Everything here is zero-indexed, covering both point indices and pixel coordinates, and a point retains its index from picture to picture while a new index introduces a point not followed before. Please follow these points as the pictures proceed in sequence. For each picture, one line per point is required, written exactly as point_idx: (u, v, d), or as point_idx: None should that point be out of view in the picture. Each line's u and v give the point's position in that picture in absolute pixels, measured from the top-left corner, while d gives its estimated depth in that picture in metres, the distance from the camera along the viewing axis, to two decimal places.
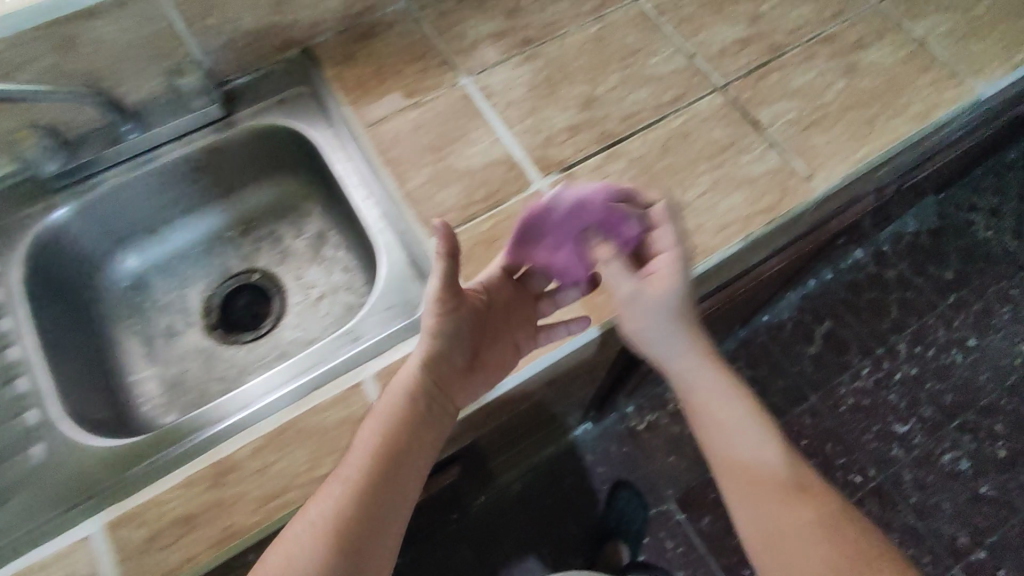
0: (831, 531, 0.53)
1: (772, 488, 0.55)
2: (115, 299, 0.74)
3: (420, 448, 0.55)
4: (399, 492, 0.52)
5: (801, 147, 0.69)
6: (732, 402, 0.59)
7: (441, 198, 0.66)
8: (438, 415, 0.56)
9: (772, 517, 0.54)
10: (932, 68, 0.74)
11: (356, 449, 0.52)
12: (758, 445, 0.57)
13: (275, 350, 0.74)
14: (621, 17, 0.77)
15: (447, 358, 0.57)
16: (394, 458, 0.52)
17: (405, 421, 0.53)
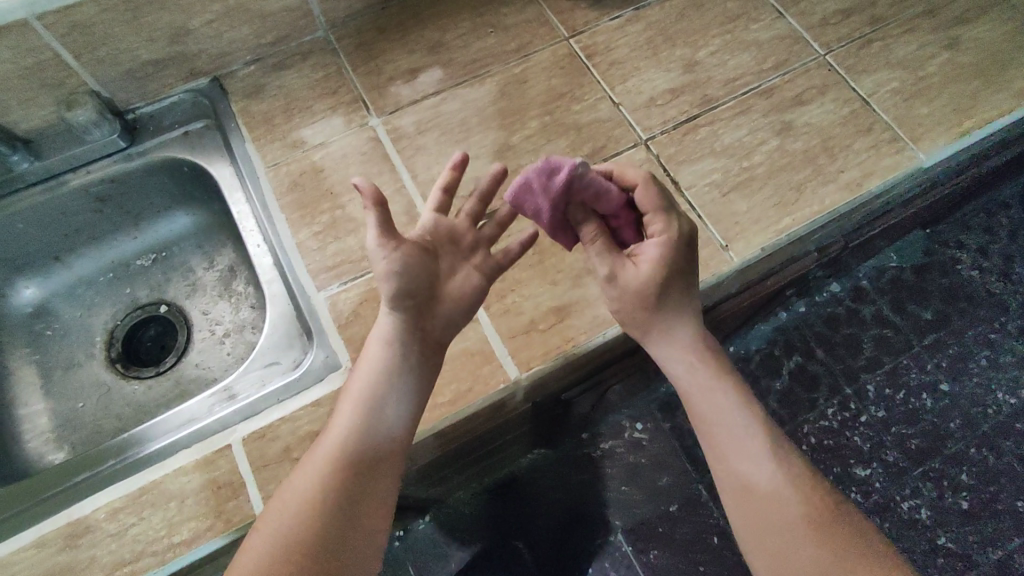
0: (826, 536, 0.50)
1: (766, 490, 0.52)
2: (13, 328, 0.71)
3: (370, 478, 0.50)
4: (348, 530, 0.48)
5: (722, 209, 0.65)
6: (726, 400, 0.55)
7: (335, 248, 0.63)
8: (383, 439, 0.51)
9: (766, 519, 0.52)
10: (873, 131, 0.69)
11: (293, 486, 0.49)
12: (751, 444, 0.54)
13: (175, 388, 0.70)
14: (547, 57, 0.73)
15: (382, 373, 0.52)
16: (337, 492, 0.48)
17: (342, 452, 0.49)
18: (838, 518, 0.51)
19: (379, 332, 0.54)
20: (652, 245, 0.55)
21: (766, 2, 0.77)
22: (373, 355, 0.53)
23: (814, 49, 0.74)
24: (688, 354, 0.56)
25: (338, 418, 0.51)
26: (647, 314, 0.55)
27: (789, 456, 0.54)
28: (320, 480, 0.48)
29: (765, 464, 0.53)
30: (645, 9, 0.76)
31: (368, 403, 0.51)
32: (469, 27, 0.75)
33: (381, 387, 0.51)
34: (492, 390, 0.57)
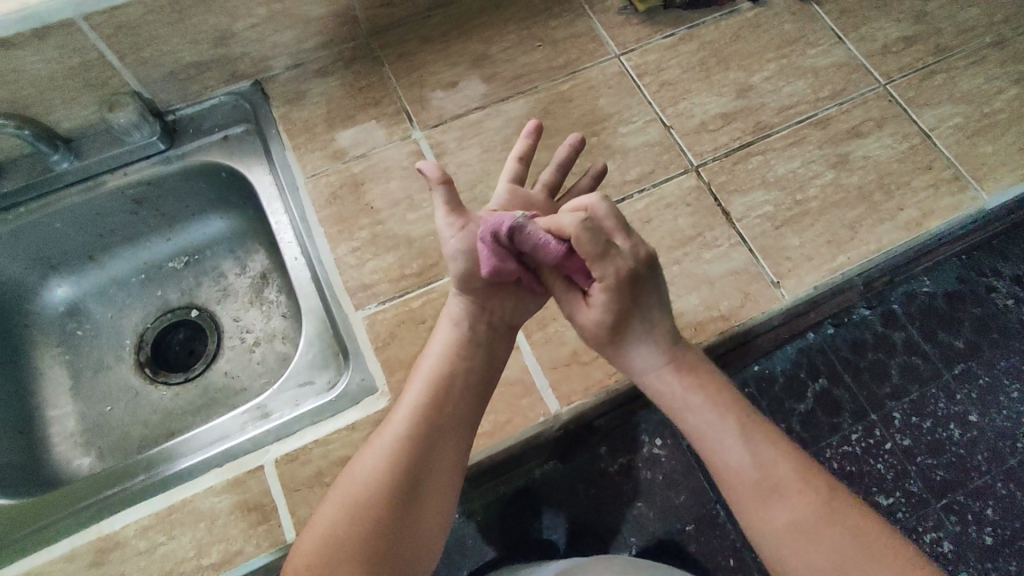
0: (838, 545, 0.42)
1: (759, 499, 0.44)
2: (45, 327, 0.70)
3: (443, 455, 0.48)
4: (421, 507, 0.46)
5: (773, 244, 0.63)
6: (698, 401, 0.48)
7: (374, 266, 0.62)
8: (456, 416, 0.50)
9: (766, 530, 0.44)
10: (933, 169, 0.66)
11: (366, 458, 0.46)
12: (726, 444, 0.46)
13: (203, 396, 0.69)
14: (596, 75, 0.71)
15: (455, 351, 0.52)
16: (413, 465, 0.46)
17: (418, 425, 0.48)
18: (849, 523, 0.43)
19: (449, 313, 0.54)
20: (597, 297, 0.46)
21: (825, 27, 0.74)
22: (443, 334, 0.53)
23: (875, 78, 0.71)
24: (659, 354, 0.49)
25: (409, 394, 0.50)
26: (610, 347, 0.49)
27: (784, 454, 0.46)
28: (395, 452, 0.46)
29: (754, 469, 0.45)
30: (699, 29, 0.74)
31: (442, 378, 0.51)
32: (517, 41, 0.73)
33: (455, 364, 0.52)
34: (531, 422, 0.56)
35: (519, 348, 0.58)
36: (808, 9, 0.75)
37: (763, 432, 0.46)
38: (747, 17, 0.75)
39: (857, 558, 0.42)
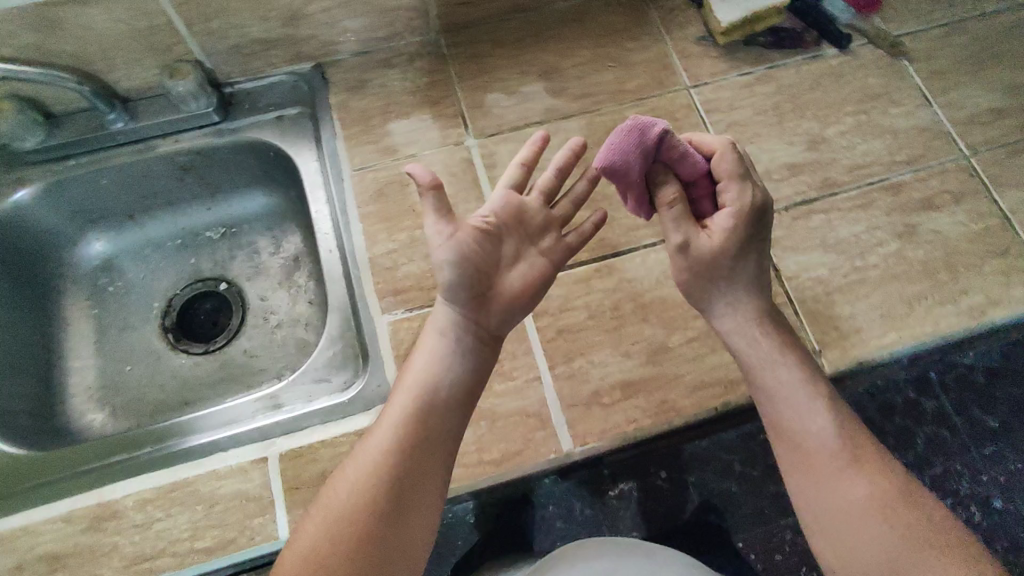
0: (905, 528, 0.44)
1: (828, 468, 0.47)
2: (79, 278, 0.71)
3: (425, 469, 0.47)
4: (407, 520, 0.44)
5: (823, 309, 0.60)
6: (789, 368, 0.50)
7: (407, 271, 0.60)
8: (438, 430, 0.48)
9: (837, 508, 0.46)
10: (1007, 254, 0.62)
11: (347, 475, 0.46)
12: (806, 415, 0.49)
13: (220, 371, 0.69)
14: (663, 105, 0.68)
15: (440, 364, 0.50)
16: (395, 481, 0.45)
17: (399, 441, 0.47)
18: (916, 513, 0.44)
19: (436, 324, 0.52)
20: (723, 219, 0.50)
21: (913, 86, 0.70)
22: (429, 347, 0.51)
23: (958, 148, 0.67)
24: (749, 310, 0.52)
25: (391, 409, 0.49)
26: (699, 279, 0.52)
27: (861, 445, 0.48)
28: (377, 469, 0.46)
29: (835, 449, 0.47)
30: (780, 70, 0.70)
31: (425, 393, 0.49)
32: (587, 57, 0.71)
33: (439, 377, 0.50)
34: (542, 459, 0.54)
35: (541, 380, 0.56)
36: (897, 65, 0.71)
37: (849, 427, 0.48)
38: (831, 65, 0.71)
39: (923, 542, 0.43)
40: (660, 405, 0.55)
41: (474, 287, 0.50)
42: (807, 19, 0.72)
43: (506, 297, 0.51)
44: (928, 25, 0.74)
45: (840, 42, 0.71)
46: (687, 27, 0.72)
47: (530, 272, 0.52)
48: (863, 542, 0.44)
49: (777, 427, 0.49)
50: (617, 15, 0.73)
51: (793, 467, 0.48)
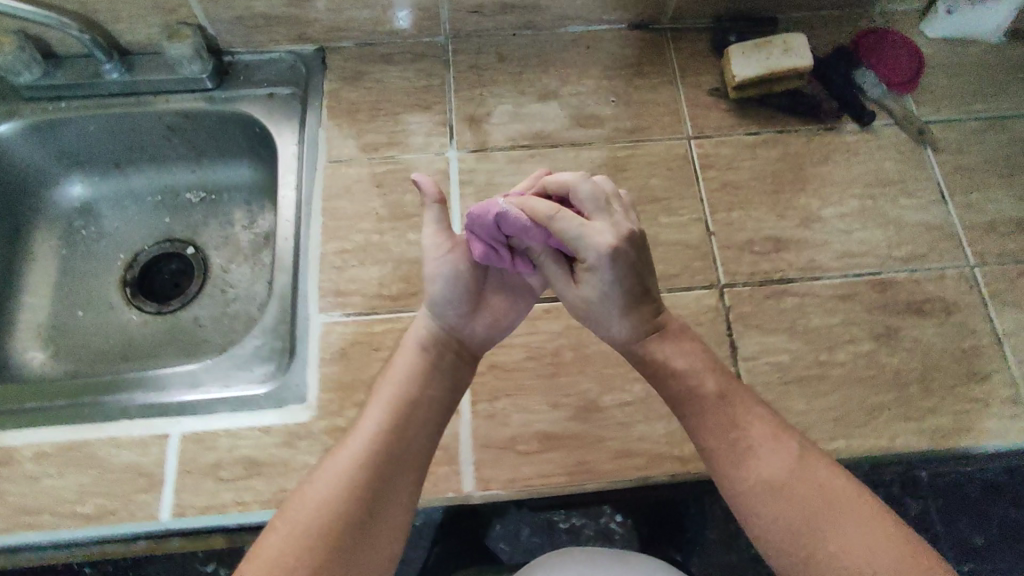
0: (815, 493, 0.43)
1: (719, 417, 0.48)
2: (55, 217, 0.73)
3: (399, 479, 0.45)
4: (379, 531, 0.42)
5: (773, 400, 0.56)
6: (669, 346, 0.50)
7: (354, 274, 0.59)
8: (414, 440, 0.47)
9: (759, 490, 0.44)
10: (988, 380, 0.57)
11: (320, 486, 0.43)
12: (706, 402, 0.48)
13: (165, 335, 0.69)
14: (658, 152, 0.65)
15: (418, 375, 0.50)
16: (371, 492, 0.43)
17: (376, 450, 0.45)
18: (822, 477, 0.44)
19: (416, 334, 0.52)
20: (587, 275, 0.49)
21: (932, 179, 0.65)
22: (407, 359, 0.51)
23: (964, 255, 0.62)
24: (644, 327, 0.50)
25: (369, 417, 0.47)
26: (600, 324, 0.51)
27: (759, 420, 0.47)
28: (352, 479, 0.43)
29: (744, 432, 0.47)
30: (790, 136, 0.66)
31: (404, 402, 0.48)
32: (591, 88, 0.68)
33: (419, 387, 0.49)
34: (439, 496, 0.52)
35: (460, 415, 0.54)
36: (920, 153, 0.66)
37: (741, 401, 0.48)
38: (847, 140, 0.66)
39: (831, 505, 0.43)
40: (574, 465, 0.53)
41: (462, 302, 0.52)
42: (832, 88, 0.67)
43: (489, 315, 0.53)
44: (966, 115, 0.68)
45: (862, 117, 0.66)
46: (703, 75, 0.68)
47: (512, 303, 0.54)
48: (787, 529, 0.43)
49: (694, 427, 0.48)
50: (633, 50, 0.70)
51: (717, 463, 0.47)
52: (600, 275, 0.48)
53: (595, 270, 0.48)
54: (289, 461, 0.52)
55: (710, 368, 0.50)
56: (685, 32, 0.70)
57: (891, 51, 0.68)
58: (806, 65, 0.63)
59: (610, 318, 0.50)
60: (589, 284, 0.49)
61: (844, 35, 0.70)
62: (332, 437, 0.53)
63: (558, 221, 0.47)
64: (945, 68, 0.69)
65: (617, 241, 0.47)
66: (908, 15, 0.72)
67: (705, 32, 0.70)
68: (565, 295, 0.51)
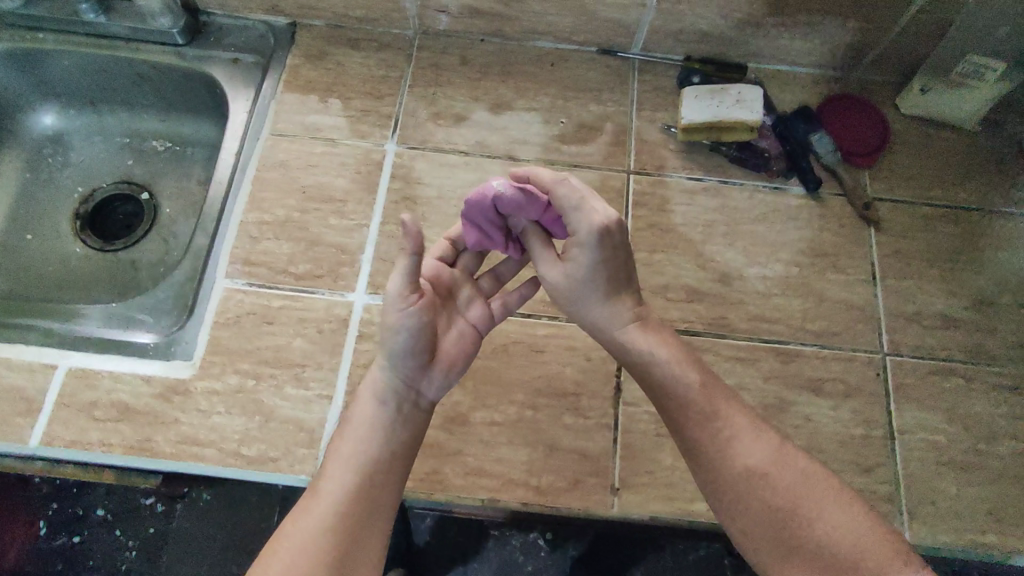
0: (795, 480, 0.48)
1: (699, 413, 0.49)
2: (24, 141, 0.76)
3: (364, 543, 0.45)
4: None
5: (644, 449, 0.55)
6: (641, 334, 0.51)
7: (267, 247, 0.61)
8: (373, 502, 0.47)
9: (743, 481, 0.48)
10: (870, 472, 0.56)
11: (280, 566, 0.43)
12: (691, 392, 0.50)
13: (100, 272, 0.72)
14: (594, 181, 0.65)
15: (376, 436, 0.48)
16: (336, 565, 0.44)
17: (335, 520, 0.45)
18: (801, 466, 0.48)
19: (373, 388, 0.49)
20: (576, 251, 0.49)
21: (866, 259, 0.63)
22: (363, 416, 0.49)
23: (879, 342, 0.60)
24: (628, 313, 0.51)
25: (327, 484, 0.46)
26: (588, 304, 0.51)
27: (736, 411, 0.50)
28: (314, 556, 0.43)
29: (726, 425, 0.49)
30: (732, 189, 0.65)
31: (360, 466, 0.47)
32: (545, 105, 0.68)
33: (376, 449, 0.48)
34: (292, 474, 0.53)
35: (332, 401, 0.55)
36: (861, 231, 0.65)
37: (722, 394, 0.50)
38: (790, 204, 0.65)
39: (807, 491, 0.47)
40: (429, 473, 0.54)
41: (422, 353, 0.48)
42: (785, 147, 0.66)
43: (445, 364, 0.50)
44: (921, 201, 0.66)
45: (807, 183, 0.65)
46: (659, 112, 0.68)
47: (460, 338, 0.51)
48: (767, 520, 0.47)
49: (683, 423, 0.50)
50: (596, 76, 0.70)
51: (704, 460, 0.49)
52: (589, 255, 0.48)
53: (583, 247, 0.48)
54: (159, 413, 0.54)
55: (687, 354, 0.52)
56: (652, 66, 0.70)
57: (855, 121, 0.68)
58: (756, 120, 0.63)
59: (597, 296, 0.51)
60: (577, 262, 0.49)
61: (813, 96, 0.70)
62: (205, 398, 0.55)
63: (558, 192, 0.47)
64: (909, 147, 0.68)
65: (609, 223, 0.48)
66: (887, 87, 0.70)
67: (672, 70, 0.70)
68: (549, 276, 0.51)
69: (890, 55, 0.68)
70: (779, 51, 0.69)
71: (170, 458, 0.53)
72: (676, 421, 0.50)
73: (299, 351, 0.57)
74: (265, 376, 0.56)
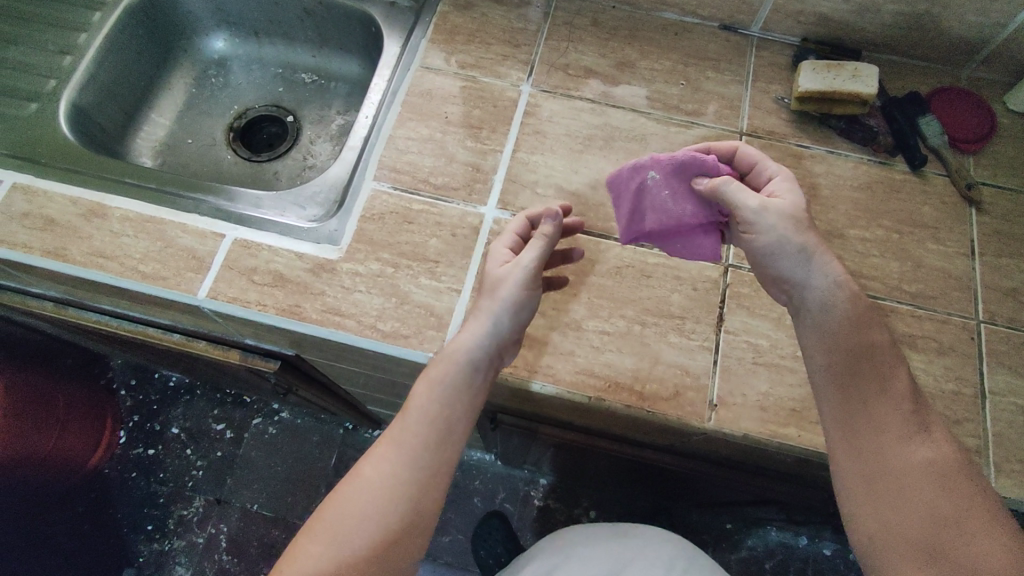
0: (942, 491, 0.47)
1: (868, 390, 0.51)
2: (194, 61, 0.87)
3: (429, 495, 0.51)
4: (409, 534, 0.50)
5: (742, 373, 0.59)
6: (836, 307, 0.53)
7: (410, 158, 0.68)
8: (441, 456, 0.52)
9: (882, 469, 0.49)
10: (960, 425, 0.58)
11: (361, 496, 0.50)
12: (877, 376, 0.51)
13: (249, 177, 0.81)
14: (707, 137, 0.70)
15: (453, 395, 0.53)
16: (406, 506, 0.50)
17: (410, 469, 0.51)
18: (960, 481, 0.48)
19: (462, 353, 0.53)
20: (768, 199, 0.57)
21: (966, 235, 0.66)
22: (447, 372, 0.53)
23: (975, 310, 0.63)
24: (836, 275, 0.54)
25: (407, 435, 0.52)
26: (797, 237, 0.54)
27: (914, 400, 0.51)
28: (389, 495, 0.50)
29: (886, 413, 0.50)
30: (838, 158, 0.70)
31: (436, 425, 0.52)
32: (666, 68, 0.74)
33: (453, 408, 0.53)
34: (419, 350, 0.59)
35: (459, 293, 0.61)
36: (962, 209, 0.67)
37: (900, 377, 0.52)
38: (893, 177, 0.69)
39: (959, 509, 0.47)
40: (540, 368, 0.59)
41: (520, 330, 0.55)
42: (893, 125, 0.70)
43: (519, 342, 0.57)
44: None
45: (913, 160, 0.69)
46: (773, 85, 0.74)
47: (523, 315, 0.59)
48: (896, 504, 0.48)
49: (853, 386, 0.52)
50: (716, 48, 0.76)
51: (848, 428, 0.51)
52: (789, 188, 0.57)
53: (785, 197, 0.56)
54: (308, 284, 0.61)
55: (880, 346, 0.52)
56: (770, 44, 0.76)
57: (960, 111, 0.71)
58: (870, 93, 0.67)
59: (798, 232, 0.54)
60: (782, 194, 0.57)
61: (923, 86, 0.74)
62: (349, 277, 0.62)
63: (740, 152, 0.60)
64: (1016, 141, 0.71)
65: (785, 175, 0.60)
66: (994, 86, 0.74)
67: (788, 49, 0.76)
68: (754, 203, 0.54)
69: (1000, 54, 0.72)
70: (892, 40, 0.73)
71: (314, 322, 0.60)
72: (850, 402, 0.51)
73: (434, 249, 0.63)
74: (402, 266, 0.62)
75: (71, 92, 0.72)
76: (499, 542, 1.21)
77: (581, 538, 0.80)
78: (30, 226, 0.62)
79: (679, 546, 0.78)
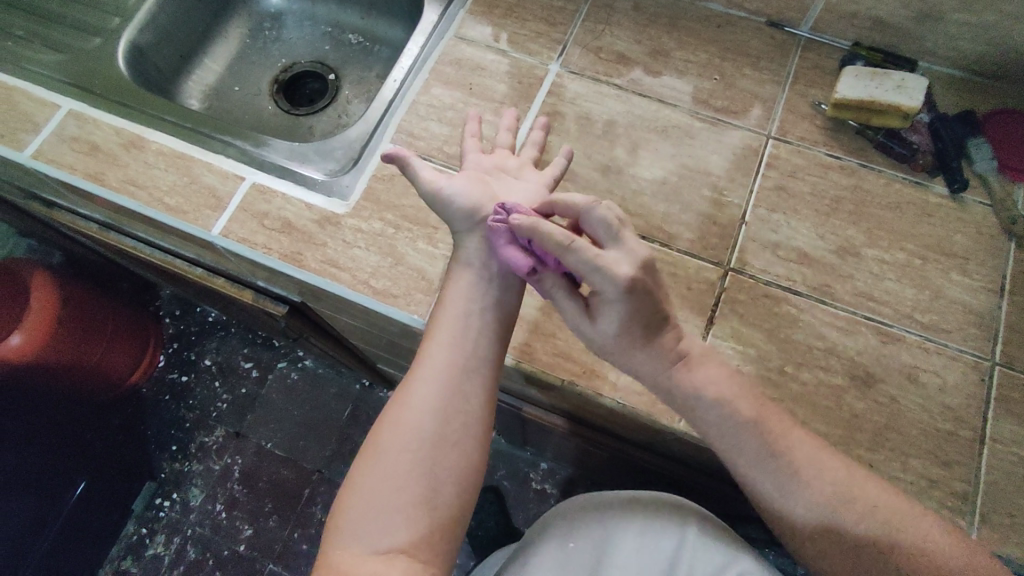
0: (854, 508, 0.50)
1: (740, 449, 0.53)
2: (251, 13, 0.92)
3: (467, 395, 0.56)
4: (456, 437, 0.54)
5: None
6: (686, 365, 0.53)
7: (428, 125, 0.69)
8: (472, 358, 0.57)
9: (796, 509, 0.52)
10: (948, 469, 0.55)
11: (403, 414, 0.55)
12: (731, 433, 0.53)
13: (286, 128, 0.85)
14: (733, 135, 0.68)
15: (473, 305, 0.58)
16: (445, 410, 0.55)
17: (445, 374, 0.56)
18: (868, 489, 0.50)
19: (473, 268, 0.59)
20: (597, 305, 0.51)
21: (998, 270, 0.61)
22: (465, 285, 0.58)
23: (992, 351, 0.58)
24: (668, 357, 0.53)
25: (435, 347, 0.57)
26: (613, 348, 0.53)
27: (792, 434, 0.53)
28: (428, 402, 0.55)
29: (765, 456, 0.52)
30: (869, 172, 0.66)
31: (462, 331, 0.57)
32: (702, 60, 0.72)
33: (477, 316, 0.57)
34: (406, 311, 0.61)
35: None
36: (999, 242, 0.62)
37: (769, 417, 0.53)
38: (927, 200, 0.64)
39: (879, 521, 0.50)
40: (518, 345, 0.60)
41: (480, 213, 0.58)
42: (937, 143, 0.65)
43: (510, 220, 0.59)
44: None
45: (952, 183, 0.64)
46: (812, 89, 0.70)
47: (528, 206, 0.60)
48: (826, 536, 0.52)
49: (728, 453, 0.54)
50: (759, 44, 0.72)
51: (755, 481, 0.53)
52: (614, 308, 0.50)
53: (611, 305, 0.50)
54: (313, 234, 0.64)
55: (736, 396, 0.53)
56: (818, 46, 0.72)
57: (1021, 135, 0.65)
58: (914, 107, 0.63)
59: (626, 339, 0.52)
60: (606, 318, 0.51)
61: (982, 106, 0.68)
62: (351, 233, 0.64)
63: (569, 256, 0.48)
64: None
65: (636, 274, 0.49)
66: None
67: (836, 53, 0.72)
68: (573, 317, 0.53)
69: None
70: (953, 53, 0.68)
71: (313, 272, 0.63)
72: (736, 457, 0.53)
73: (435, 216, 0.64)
74: (403, 228, 0.64)
75: (131, 31, 0.77)
76: (491, 516, 1.24)
77: (554, 550, 0.66)
78: (76, 149, 0.68)
79: (675, 528, 0.65)
